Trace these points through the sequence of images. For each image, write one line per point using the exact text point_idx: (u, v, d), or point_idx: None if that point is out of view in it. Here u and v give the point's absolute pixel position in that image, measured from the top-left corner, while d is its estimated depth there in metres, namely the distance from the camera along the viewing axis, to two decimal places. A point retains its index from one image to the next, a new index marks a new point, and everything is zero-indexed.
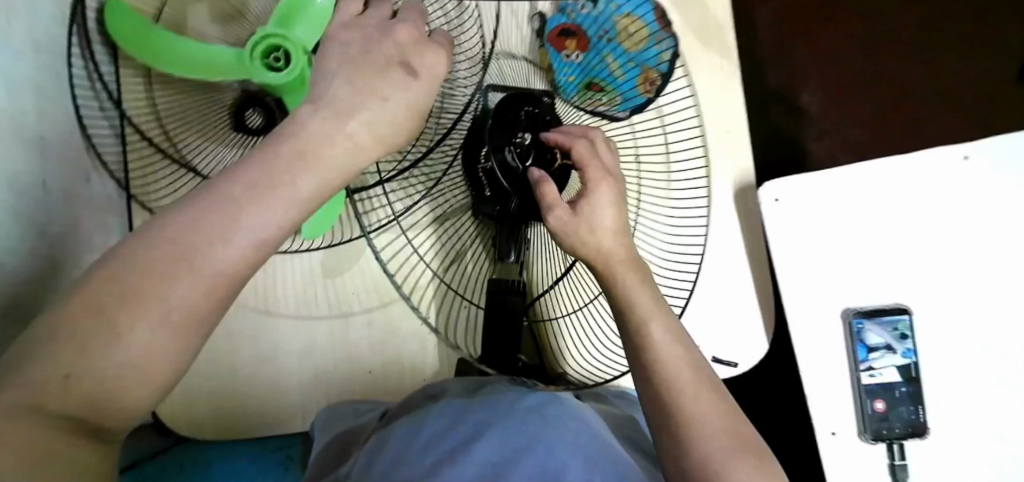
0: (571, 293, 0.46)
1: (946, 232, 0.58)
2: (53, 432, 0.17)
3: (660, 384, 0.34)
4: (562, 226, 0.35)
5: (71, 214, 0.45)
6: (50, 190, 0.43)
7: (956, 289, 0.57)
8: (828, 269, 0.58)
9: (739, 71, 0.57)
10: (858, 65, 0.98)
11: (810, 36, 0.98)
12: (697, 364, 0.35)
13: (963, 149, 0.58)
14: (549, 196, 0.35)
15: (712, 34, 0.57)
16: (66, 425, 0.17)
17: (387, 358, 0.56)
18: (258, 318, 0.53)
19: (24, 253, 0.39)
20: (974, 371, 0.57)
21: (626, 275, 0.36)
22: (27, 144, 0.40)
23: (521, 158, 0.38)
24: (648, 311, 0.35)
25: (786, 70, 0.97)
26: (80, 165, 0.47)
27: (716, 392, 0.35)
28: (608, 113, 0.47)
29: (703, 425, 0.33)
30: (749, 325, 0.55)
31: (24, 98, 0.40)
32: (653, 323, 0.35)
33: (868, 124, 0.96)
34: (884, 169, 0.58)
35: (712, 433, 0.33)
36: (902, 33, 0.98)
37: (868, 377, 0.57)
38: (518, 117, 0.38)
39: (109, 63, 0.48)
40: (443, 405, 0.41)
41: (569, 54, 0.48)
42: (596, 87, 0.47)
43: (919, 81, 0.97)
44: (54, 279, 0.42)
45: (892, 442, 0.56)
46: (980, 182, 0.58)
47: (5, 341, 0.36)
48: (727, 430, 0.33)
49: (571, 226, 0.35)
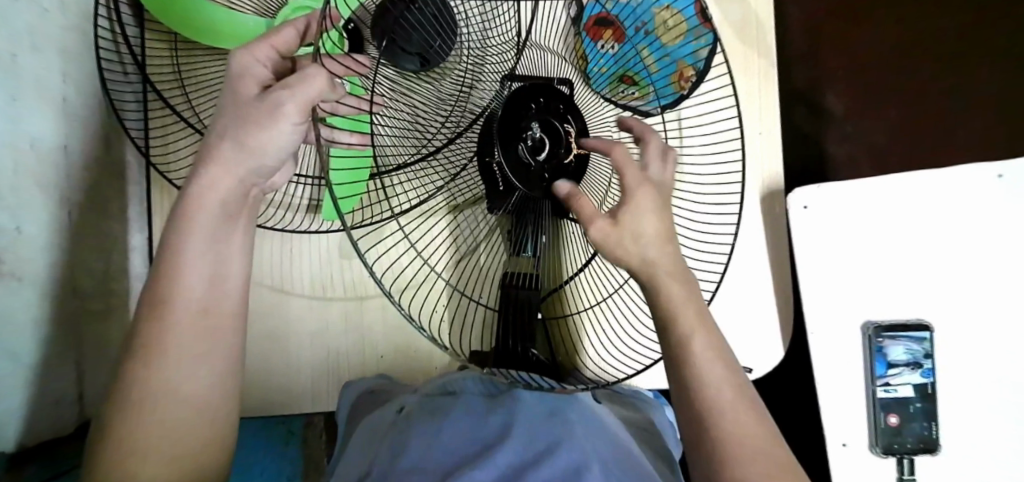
0: (588, 290, 0.45)
1: (972, 251, 0.57)
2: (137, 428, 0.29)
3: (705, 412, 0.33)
4: (604, 238, 0.33)
5: (91, 180, 0.44)
6: (71, 154, 0.41)
7: (974, 308, 0.57)
8: (851, 280, 0.58)
9: (775, 72, 0.56)
10: (888, 71, 0.96)
11: (841, 38, 0.96)
12: (736, 385, 0.35)
13: (996, 167, 0.57)
14: (587, 209, 0.34)
15: (752, 31, 0.56)
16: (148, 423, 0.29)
17: (399, 344, 0.56)
18: (272, 297, 0.52)
19: (51, 219, 0.39)
20: (981, 389, 0.58)
21: (665, 293, 0.34)
22: (51, 105, 0.39)
23: (533, 153, 0.36)
24: (688, 334, 0.34)
25: (815, 73, 0.95)
26: (101, 129, 0.46)
27: (754, 410, 0.34)
28: (640, 109, 0.44)
29: (741, 450, 0.32)
30: (767, 332, 0.55)
31: (48, 57, 0.39)
32: (690, 343, 0.34)
33: (894, 133, 0.95)
34: (915, 182, 0.57)
35: (749, 456, 0.32)
36: (935, 40, 0.96)
37: (882, 391, 0.59)
38: (528, 110, 0.36)
39: (135, 26, 0.48)
40: (465, 407, 0.43)
41: (604, 44, 0.40)
42: (630, 80, 0.41)
43: (950, 90, 0.95)
44: (76, 247, 0.42)
45: (902, 457, 0.57)
46: (1013, 202, 0.57)
47: (31, 309, 0.36)
48: (762, 448, 0.33)
49: (614, 237, 0.33)
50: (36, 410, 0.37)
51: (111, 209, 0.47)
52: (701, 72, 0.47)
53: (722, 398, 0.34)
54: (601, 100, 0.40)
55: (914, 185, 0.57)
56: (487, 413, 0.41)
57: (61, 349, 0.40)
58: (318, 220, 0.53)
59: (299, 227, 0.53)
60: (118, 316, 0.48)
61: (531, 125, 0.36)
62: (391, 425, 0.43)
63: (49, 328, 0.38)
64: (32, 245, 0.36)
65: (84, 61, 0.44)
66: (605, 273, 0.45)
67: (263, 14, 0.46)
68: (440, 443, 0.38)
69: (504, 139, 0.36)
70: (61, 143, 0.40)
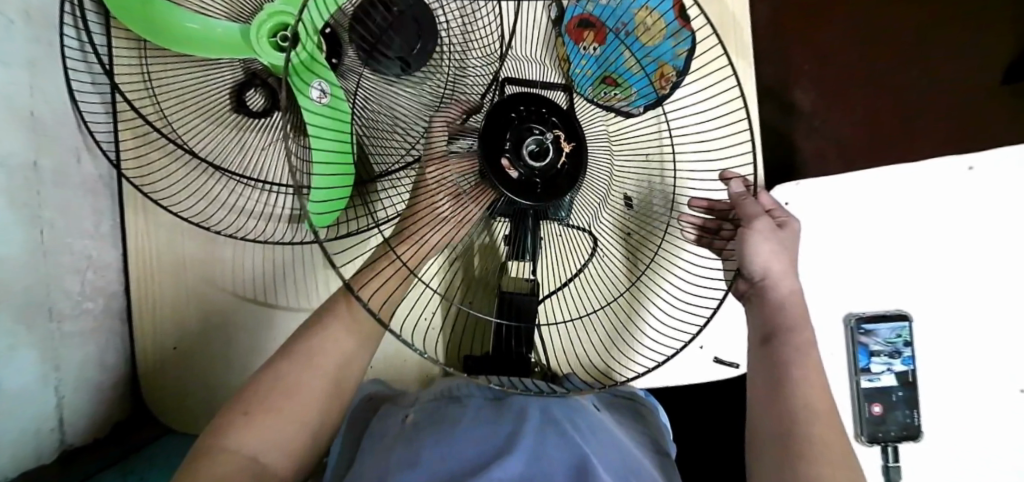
0: (595, 290, 0.45)
1: (951, 242, 0.59)
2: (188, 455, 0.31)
3: (800, 402, 0.35)
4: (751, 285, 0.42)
5: (62, 195, 0.43)
6: (41, 170, 0.40)
7: (952, 298, 0.59)
8: (835, 273, 0.59)
9: (752, 70, 0.57)
10: (858, 64, 0.98)
11: (809, 34, 0.98)
12: (831, 398, 0.36)
13: (967, 159, 0.58)
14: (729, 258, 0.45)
15: (730, 30, 0.57)
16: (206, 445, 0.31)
17: (388, 355, 0.57)
18: (258, 312, 0.53)
19: (22, 242, 0.37)
20: (960, 377, 0.59)
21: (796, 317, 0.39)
22: (20, 121, 0.37)
23: (535, 157, 0.34)
24: (796, 323, 0.39)
25: (783, 70, 0.98)
26: (72, 144, 0.44)
27: (831, 408, 0.36)
28: (623, 109, 0.42)
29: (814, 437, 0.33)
30: (743, 328, 0.58)
31: (17, 71, 0.37)
32: (810, 347, 0.37)
33: (867, 126, 0.97)
34: (891, 176, 0.59)
35: None
36: (901, 32, 0.98)
37: (867, 380, 0.60)
38: (512, 120, 0.34)
39: (102, 33, 0.47)
40: (466, 411, 0.44)
41: (587, 47, 0.39)
42: (612, 81, 0.40)
43: (917, 81, 0.98)
44: (49, 266, 0.40)
45: (886, 444, 0.60)
46: (984, 193, 0.59)
47: (7, 335, 0.35)
48: (845, 449, 0.34)
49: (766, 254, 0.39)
50: (11, 442, 0.36)
51: (86, 225, 0.46)
52: (681, 71, 0.48)
53: (822, 410, 0.35)
54: (587, 103, 0.40)
55: (894, 177, 0.59)
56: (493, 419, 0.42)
57: (38, 375, 0.39)
58: (297, 230, 0.52)
59: (270, 235, 0.51)
60: (93, 338, 0.47)
61: (531, 128, 0.34)
62: (397, 434, 0.42)
63: (26, 355, 0.37)
64: (3, 269, 0.34)
65: (51, 71, 0.42)
66: (605, 274, 0.44)
67: (237, 20, 0.46)
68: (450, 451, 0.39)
69: (513, 148, 0.34)
70: (31, 160, 0.38)
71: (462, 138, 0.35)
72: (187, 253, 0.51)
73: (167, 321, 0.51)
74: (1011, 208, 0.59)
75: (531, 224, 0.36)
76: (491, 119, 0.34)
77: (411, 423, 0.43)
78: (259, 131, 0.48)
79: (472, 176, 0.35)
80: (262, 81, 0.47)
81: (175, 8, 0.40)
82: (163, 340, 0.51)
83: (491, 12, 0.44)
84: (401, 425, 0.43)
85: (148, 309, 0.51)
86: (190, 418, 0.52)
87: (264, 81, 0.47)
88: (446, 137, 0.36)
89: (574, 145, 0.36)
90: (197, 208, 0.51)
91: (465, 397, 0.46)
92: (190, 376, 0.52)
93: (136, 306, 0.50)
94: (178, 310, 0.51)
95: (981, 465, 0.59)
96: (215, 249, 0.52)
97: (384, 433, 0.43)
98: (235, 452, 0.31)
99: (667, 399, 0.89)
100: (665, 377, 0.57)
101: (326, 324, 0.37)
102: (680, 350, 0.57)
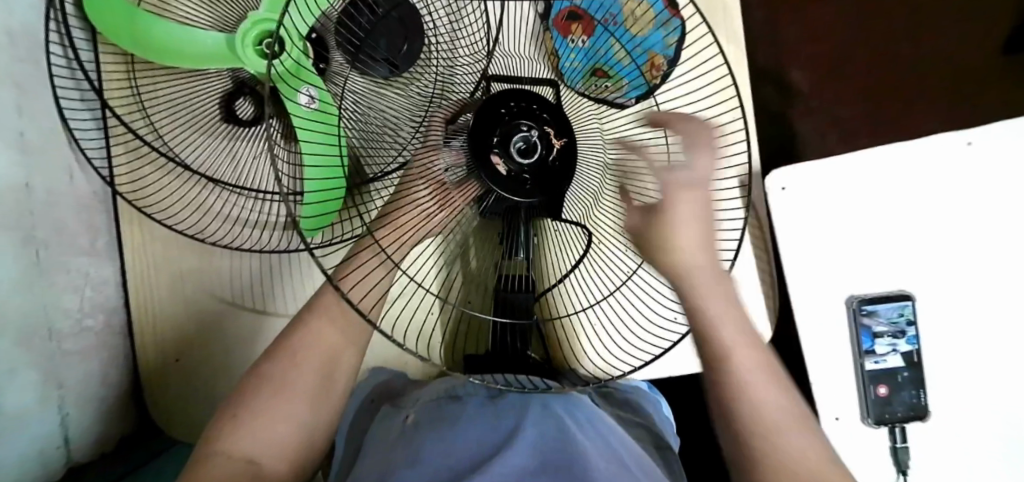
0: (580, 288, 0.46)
1: (950, 219, 0.58)
2: (193, 466, 0.31)
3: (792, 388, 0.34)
4: None
5: (57, 214, 0.43)
6: (34, 190, 0.40)
7: (953, 274, 0.59)
8: (834, 256, 0.59)
9: (744, 53, 0.56)
10: (852, 42, 0.97)
11: (802, 14, 0.97)
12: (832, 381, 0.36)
13: (964, 135, 0.58)
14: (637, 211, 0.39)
15: (719, 14, 0.56)
16: (208, 455, 0.31)
17: (390, 358, 0.57)
18: (257, 319, 0.53)
19: (17, 263, 0.37)
20: (964, 354, 0.59)
21: None
22: (10, 141, 0.37)
23: (523, 154, 0.33)
24: None
25: (778, 51, 0.97)
26: (63, 161, 0.44)
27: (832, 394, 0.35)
28: (616, 102, 0.41)
29: None
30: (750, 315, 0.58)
31: (5, 91, 0.37)
32: None
33: (862, 105, 0.96)
34: (888, 155, 0.58)
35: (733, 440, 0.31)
36: (893, 7, 0.97)
37: (872, 362, 0.60)
38: (502, 116, 0.33)
39: (89, 47, 0.47)
40: (467, 408, 0.44)
41: (575, 40, 0.40)
42: (602, 72, 0.40)
43: (911, 56, 0.97)
44: (45, 286, 0.40)
45: (894, 426, 0.58)
46: (982, 169, 0.58)
47: (9, 358, 0.35)
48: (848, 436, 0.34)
49: None
50: (17, 464, 0.36)
51: (81, 241, 0.46)
52: (672, 60, 0.47)
53: None
54: (578, 95, 0.39)
55: (892, 157, 0.58)
56: (496, 417, 0.42)
57: (41, 393, 0.39)
58: (291, 237, 0.51)
59: (266, 244, 0.51)
60: (96, 354, 0.47)
61: (523, 124, 0.33)
62: (399, 433, 0.42)
63: (29, 376, 0.37)
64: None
65: (39, 92, 0.42)
66: (600, 267, 0.45)
67: (221, 29, 0.46)
68: (454, 445, 0.39)
69: (502, 144, 0.33)
70: (23, 180, 0.38)
71: (447, 136, 0.35)
72: (184, 264, 0.52)
73: (169, 332, 0.51)
74: (1010, 181, 0.58)
75: (524, 217, 0.36)
76: (482, 112, 0.33)
77: (415, 421, 0.43)
78: (248, 140, 0.48)
79: (462, 170, 0.35)
80: (251, 89, 0.47)
81: (156, 20, 0.40)
82: (164, 351, 0.52)
83: (475, 10, 0.44)
84: (404, 424, 0.43)
85: (148, 322, 0.51)
86: (192, 429, 0.53)
87: (253, 88, 0.47)
88: (442, 133, 0.35)
89: (564, 141, 0.35)
90: (191, 220, 0.51)
91: (466, 394, 0.46)
92: (191, 386, 0.52)
93: (136, 320, 0.51)
94: (179, 321, 0.51)
95: (988, 443, 0.59)
96: (212, 259, 0.52)
97: (388, 434, 0.43)
98: (240, 461, 0.31)
99: (672, 388, 0.88)
100: (665, 368, 0.57)
101: (325, 330, 0.37)
102: (682, 341, 0.57)
